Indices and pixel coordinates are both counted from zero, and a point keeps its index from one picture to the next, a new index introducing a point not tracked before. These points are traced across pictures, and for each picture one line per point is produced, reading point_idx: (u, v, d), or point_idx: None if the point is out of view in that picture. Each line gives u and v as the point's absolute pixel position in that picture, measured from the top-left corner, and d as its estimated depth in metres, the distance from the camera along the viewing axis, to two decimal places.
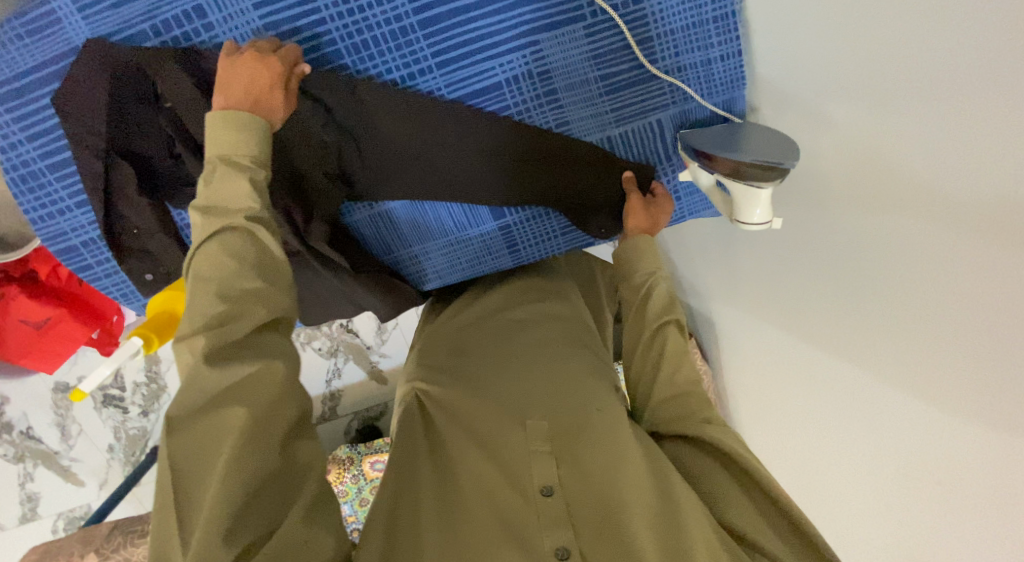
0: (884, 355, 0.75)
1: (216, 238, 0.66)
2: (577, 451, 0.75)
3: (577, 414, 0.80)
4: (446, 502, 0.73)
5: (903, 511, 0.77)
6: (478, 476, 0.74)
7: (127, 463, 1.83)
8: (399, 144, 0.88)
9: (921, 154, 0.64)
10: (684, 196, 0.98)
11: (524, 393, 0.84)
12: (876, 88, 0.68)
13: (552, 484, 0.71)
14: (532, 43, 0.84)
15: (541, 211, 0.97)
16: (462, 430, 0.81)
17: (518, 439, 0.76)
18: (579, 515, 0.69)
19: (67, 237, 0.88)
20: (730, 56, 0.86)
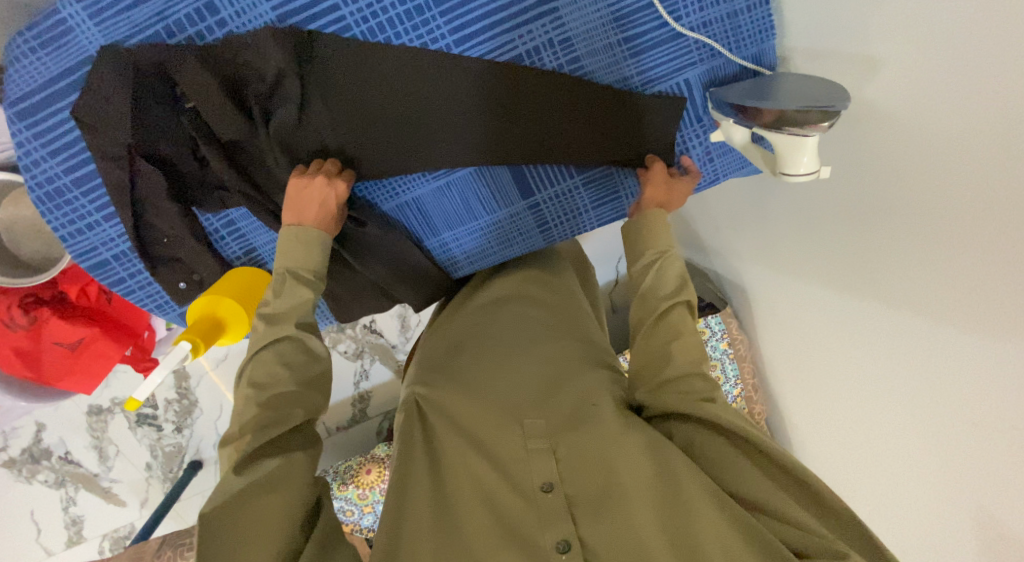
0: (960, 294, 0.74)
1: (274, 348, 0.72)
2: (574, 444, 0.71)
3: (574, 408, 0.76)
4: (441, 495, 0.70)
5: (971, 446, 0.78)
6: (471, 472, 0.71)
7: (166, 479, 1.86)
8: (420, 123, 0.85)
9: (971, 88, 0.66)
10: (717, 155, 0.94)
11: (525, 385, 0.79)
12: (919, 27, 0.69)
13: (551, 480, 0.68)
14: (552, 11, 0.82)
15: (570, 184, 0.94)
16: (452, 426, 0.76)
17: (513, 439, 0.72)
18: (578, 504, 0.67)
19: (98, 252, 0.87)
20: (756, 6, 0.85)
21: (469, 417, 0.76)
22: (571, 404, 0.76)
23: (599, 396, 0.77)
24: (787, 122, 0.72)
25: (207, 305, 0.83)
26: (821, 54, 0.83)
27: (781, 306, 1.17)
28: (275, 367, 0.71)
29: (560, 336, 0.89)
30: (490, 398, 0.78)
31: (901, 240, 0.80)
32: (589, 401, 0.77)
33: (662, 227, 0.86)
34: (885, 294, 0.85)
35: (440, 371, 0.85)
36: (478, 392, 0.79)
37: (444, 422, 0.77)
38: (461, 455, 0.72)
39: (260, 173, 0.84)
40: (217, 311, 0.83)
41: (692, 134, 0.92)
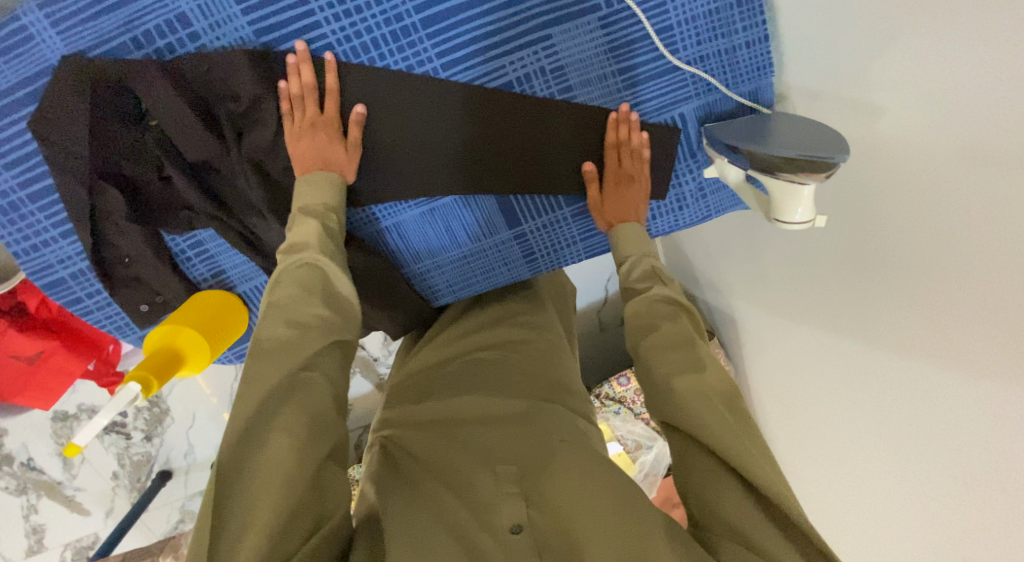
0: (955, 348, 0.71)
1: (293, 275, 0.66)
2: (547, 486, 0.65)
3: (546, 446, 0.70)
4: (413, 527, 0.63)
5: (959, 507, 0.75)
6: (437, 511, 0.65)
7: (132, 489, 1.81)
8: (402, 147, 0.81)
9: (970, 141, 0.63)
10: (710, 191, 0.90)
11: (501, 426, 0.74)
12: (919, 75, 0.66)
13: (521, 521, 0.62)
14: (544, 38, 0.79)
15: (559, 215, 0.90)
16: (425, 473, 0.71)
17: (485, 480, 0.66)
18: (548, 548, 0.60)
19: (54, 270, 0.82)
20: (755, 43, 0.81)
21: (440, 463, 0.71)
22: (544, 444, 0.71)
23: (571, 436, 0.72)
24: (786, 167, 0.68)
25: (168, 334, 0.78)
26: (820, 93, 0.79)
27: (770, 340, 1.14)
28: (292, 292, 0.66)
29: (537, 376, 0.83)
30: (464, 443, 0.73)
31: (894, 286, 0.77)
32: (559, 440, 0.72)
33: (631, 234, 0.82)
34: (876, 340, 0.82)
35: (415, 418, 0.80)
36: (451, 435, 0.75)
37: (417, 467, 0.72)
38: (429, 499, 0.66)
39: (230, 195, 0.79)
40: (177, 342, 0.78)
41: (685, 169, 0.88)
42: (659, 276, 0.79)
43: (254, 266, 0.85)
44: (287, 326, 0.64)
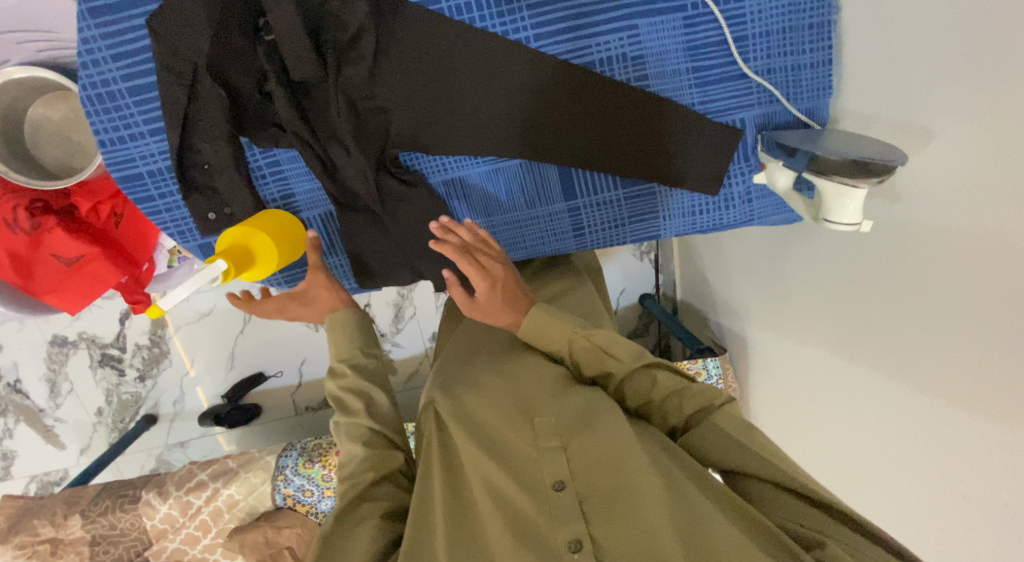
0: (970, 361, 0.75)
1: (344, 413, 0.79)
2: (583, 442, 0.70)
3: (583, 407, 0.74)
4: (456, 496, 0.71)
5: (972, 515, 0.79)
6: (480, 468, 0.71)
7: (113, 429, 1.81)
8: (486, 106, 0.86)
9: (1005, 161, 0.67)
10: (756, 198, 0.97)
11: (536, 382, 0.79)
12: (965, 93, 0.71)
13: (563, 479, 0.68)
14: (631, 27, 0.86)
15: (613, 196, 0.97)
16: (470, 427, 0.75)
17: (527, 440, 0.72)
18: (589, 503, 0.67)
19: (134, 164, 0.85)
20: (820, 64, 0.89)
21: (479, 418, 0.77)
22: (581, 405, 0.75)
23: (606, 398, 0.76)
24: (846, 170, 0.75)
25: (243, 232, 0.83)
26: (868, 117, 0.85)
27: (780, 357, 1.19)
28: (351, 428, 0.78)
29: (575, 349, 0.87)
30: (505, 397, 0.78)
31: (910, 304, 0.83)
32: (597, 401, 0.75)
33: (545, 334, 0.80)
34: (889, 356, 0.88)
35: (459, 373, 0.86)
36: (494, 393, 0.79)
37: (455, 414, 0.77)
38: (474, 455, 0.72)
39: (318, 120, 0.83)
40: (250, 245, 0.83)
41: (737, 172, 0.95)
42: (606, 350, 0.77)
43: (324, 195, 0.89)
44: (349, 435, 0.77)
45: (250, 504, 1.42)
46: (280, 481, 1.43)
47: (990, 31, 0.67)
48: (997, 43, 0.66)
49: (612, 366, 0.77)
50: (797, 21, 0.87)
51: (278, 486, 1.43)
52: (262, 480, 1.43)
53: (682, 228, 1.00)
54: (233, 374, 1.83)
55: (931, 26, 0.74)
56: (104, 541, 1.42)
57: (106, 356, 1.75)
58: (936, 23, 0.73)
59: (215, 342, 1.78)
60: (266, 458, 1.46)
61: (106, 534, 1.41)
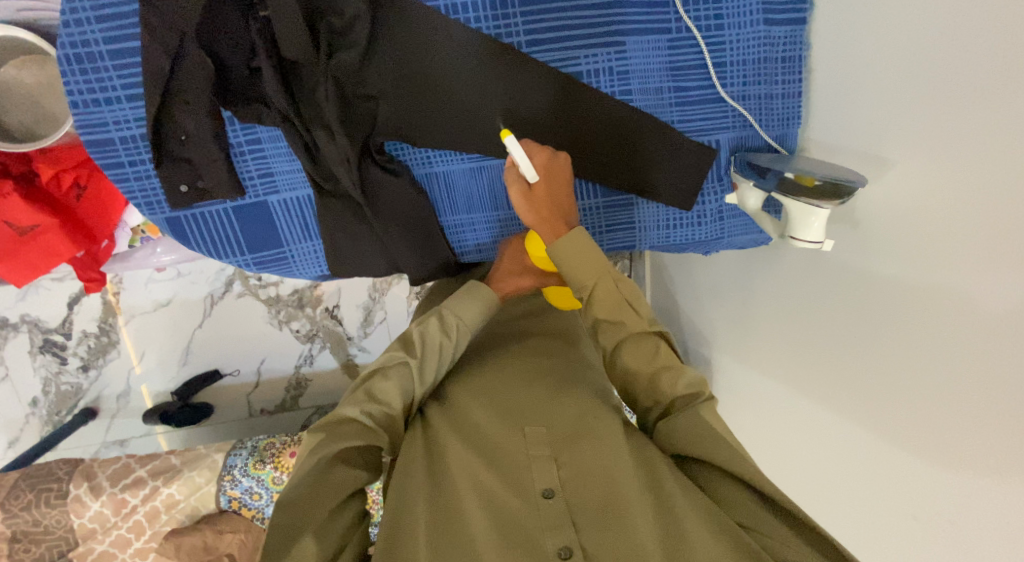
0: (918, 383, 0.78)
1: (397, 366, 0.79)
2: (574, 452, 0.70)
3: (575, 418, 0.75)
4: (441, 497, 0.68)
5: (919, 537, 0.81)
6: (468, 471, 0.70)
7: (47, 422, 1.71)
8: (473, 103, 0.88)
9: (958, 191, 0.71)
10: (727, 216, 1.00)
11: (529, 394, 0.80)
12: (921, 129, 0.75)
13: (552, 487, 0.68)
14: (619, 43, 0.89)
15: (591, 203, 1.00)
16: (460, 435, 0.75)
17: (517, 445, 0.72)
18: (579, 512, 0.66)
19: (107, 129, 0.82)
20: (791, 96, 0.93)
21: (472, 426, 0.76)
22: (573, 415, 0.76)
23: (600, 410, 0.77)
24: (807, 191, 0.79)
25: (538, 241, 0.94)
26: (833, 147, 0.90)
27: (741, 380, 1.21)
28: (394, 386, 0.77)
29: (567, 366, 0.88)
30: (497, 404, 0.78)
31: (865, 326, 0.86)
32: (590, 412, 0.76)
33: (585, 256, 0.82)
34: (845, 378, 0.90)
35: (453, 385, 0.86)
36: (486, 402, 0.79)
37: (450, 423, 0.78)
38: (462, 461, 0.71)
39: (305, 102, 0.83)
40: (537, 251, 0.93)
41: (710, 190, 0.98)
42: (631, 306, 0.81)
43: (304, 178, 0.88)
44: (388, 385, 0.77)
45: (192, 505, 1.35)
46: (227, 481, 1.35)
47: (950, 69, 0.71)
48: (954, 81, 0.71)
49: (630, 320, 0.80)
50: (772, 53, 0.91)
51: (224, 487, 1.36)
52: (206, 480, 1.36)
53: (655, 241, 1.03)
54: (186, 370, 1.76)
55: (891, 64, 0.78)
56: (25, 538, 1.32)
57: (48, 342, 1.67)
58: (896, 61, 0.78)
59: (168, 336, 1.72)
60: (212, 456, 1.38)
61: (28, 531, 1.32)
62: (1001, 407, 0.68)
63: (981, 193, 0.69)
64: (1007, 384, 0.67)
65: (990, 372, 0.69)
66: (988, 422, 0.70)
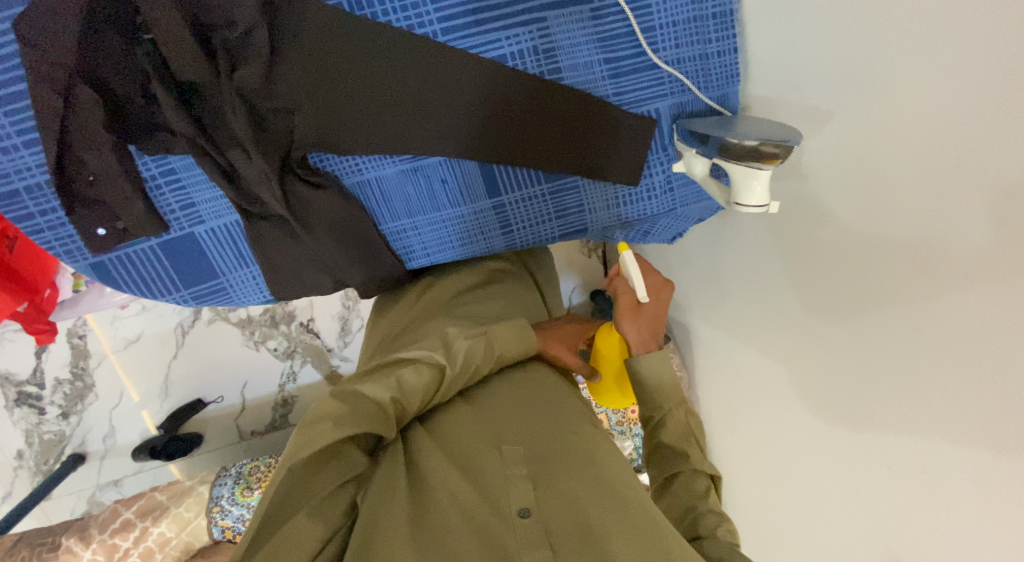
0: (885, 337, 0.75)
1: (428, 371, 0.74)
2: (554, 471, 0.67)
3: (557, 436, 0.72)
4: (419, 513, 0.64)
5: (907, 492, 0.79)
6: (440, 492, 0.65)
7: (36, 473, 1.69)
8: (394, 104, 0.83)
9: (912, 137, 0.67)
10: (677, 185, 0.97)
11: (514, 406, 0.76)
12: (865, 73, 0.71)
13: (529, 506, 0.64)
14: (540, 20, 0.84)
15: (537, 191, 0.96)
16: (439, 449, 0.71)
17: (495, 463, 0.68)
18: (558, 533, 0.62)
19: (9, 180, 0.78)
20: (726, 53, 0.89)
21: (445, 443, 0.72)
22: (556, 432, 0.72)
23: (580, 427, 0.75)
24: (746, 154, 0.77)
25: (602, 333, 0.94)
26: (776, 103, 0.86)
27: (717, 347, 1.18)
28: (421, 388, 0.73)
29: (548, 377, 0.84)
30: (475, 417, 0.74)
31: (829, 284, 0.83)
32: (570, 430, 0.73)
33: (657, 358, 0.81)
34: (814, 339, 0.87)
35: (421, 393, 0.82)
36: (467, 414, 0.75)
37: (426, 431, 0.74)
38: (440, 476, 0.67)
39: (214, 126, 0.78)
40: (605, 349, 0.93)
41: (656, 162, 0.95)
42: (695, 440, 0.80)
43: (227, 203, 0.84)
44: (419, 387, 0.73)
45: (184, 541, 1.32)
46: (216, 512, 1.33)
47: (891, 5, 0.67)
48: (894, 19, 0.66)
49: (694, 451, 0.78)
50: (702, 11, 0.86)
51: (215, 518, 1.33)
52: (196, 513, 1.33)
53: (607, 221, 1.00)
54: (168, 403, 1.73)
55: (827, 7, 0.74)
56: None
57: (23, 394, 1.65)
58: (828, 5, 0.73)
59: (146, 371, 1.69)
60: (200, 490, 1.37)
61: None
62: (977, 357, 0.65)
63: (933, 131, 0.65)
64: (984, 332, 0.64)
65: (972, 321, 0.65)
66: (960, 372, 0.68)
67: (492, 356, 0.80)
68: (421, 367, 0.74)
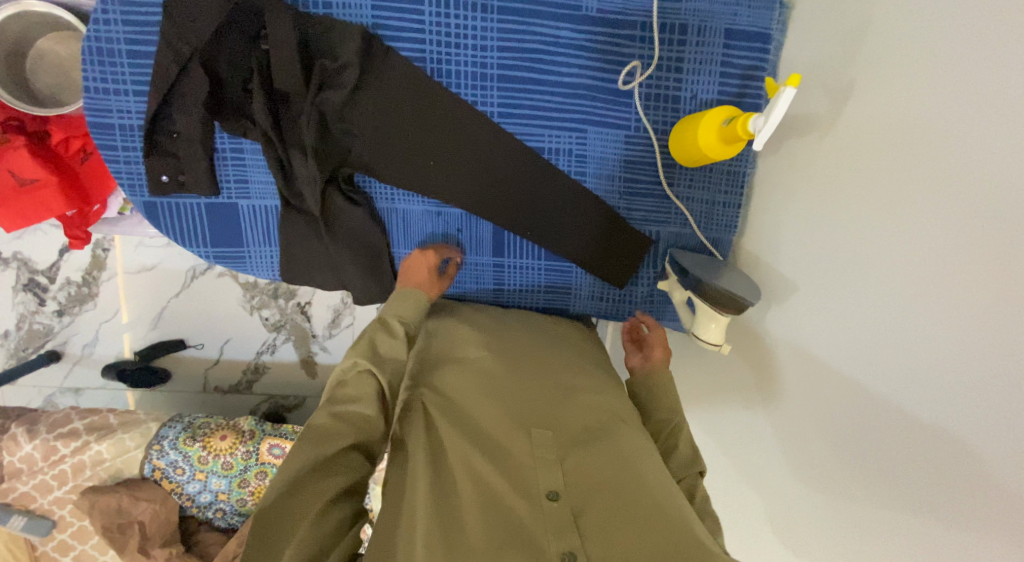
0: (799, 494, 0.83)
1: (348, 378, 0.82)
2: (583, 461, 0.74)
3: (577, 436, 0.78)
4: (444, 490, 0.70)
5: None
6: (468, 465, 0.73)
7: (13, 355, 1.80)
8: (441, 154, 0.98)
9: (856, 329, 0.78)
10: (656, 300, 1.08)
11: (533, 399, 0.83)
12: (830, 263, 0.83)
13: (557, 490, 0.69)
14: (581, 130, 0.99)
15: (536, 263, 1.07)
16: (463, 427, 0.78)
17: (522, 448, 0.75)
18: (584, 515, 0.67)
19: (109, 115, 0.92)
20: (731, 205, 1.02)
21: (473, 413, 0.80)
22: (574, 435, 0.78)
23: (606, 428, 0.80)
24: (714, 303, 0.90)
25: (682, 131, 0.91)
26: (759, 262, 0.98)
27: None
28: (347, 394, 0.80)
29: (575, 378, 0.90)
30: (494, 401, 0.81)
31: (761, 431, 0.92)
32: (593, 430, 0.80)
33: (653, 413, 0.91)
34: (745, 478, 0.95)
35: (435, 372, 0.87)
36: (491, 396, 0.82)
37: (447, 412, 0.80)
38: (466, 452, 0.74)
39: (288, 126, 0.92)
40: (693, 135, 0.88)
41: (644, 273, 1.06)
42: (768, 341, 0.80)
43: (274, 190, 0.97)
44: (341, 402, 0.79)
45: (116, 467, 1.36)
46: (154, 451, 1.37)
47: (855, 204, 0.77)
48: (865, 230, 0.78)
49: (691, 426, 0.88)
50: (718, 164, 1.00)
51: (150, 455, 1.37)
52: (136, 445, 1.37)
53: (588, 310, 1.10)
54: (154, 333, 1.84)
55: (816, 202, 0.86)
56: None
57: (32, 282, 1.77)
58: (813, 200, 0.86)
59: (146, 299, 1.81)
60: (149, 424, 1.40)
61: None
62: (864, 535, 0.73)
63: (862, 325, 0.75)
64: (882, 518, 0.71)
65: (869, 502, 0.73)
66: (851, 546, 0.74)
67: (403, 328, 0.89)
68: (343, 381, 0.82)
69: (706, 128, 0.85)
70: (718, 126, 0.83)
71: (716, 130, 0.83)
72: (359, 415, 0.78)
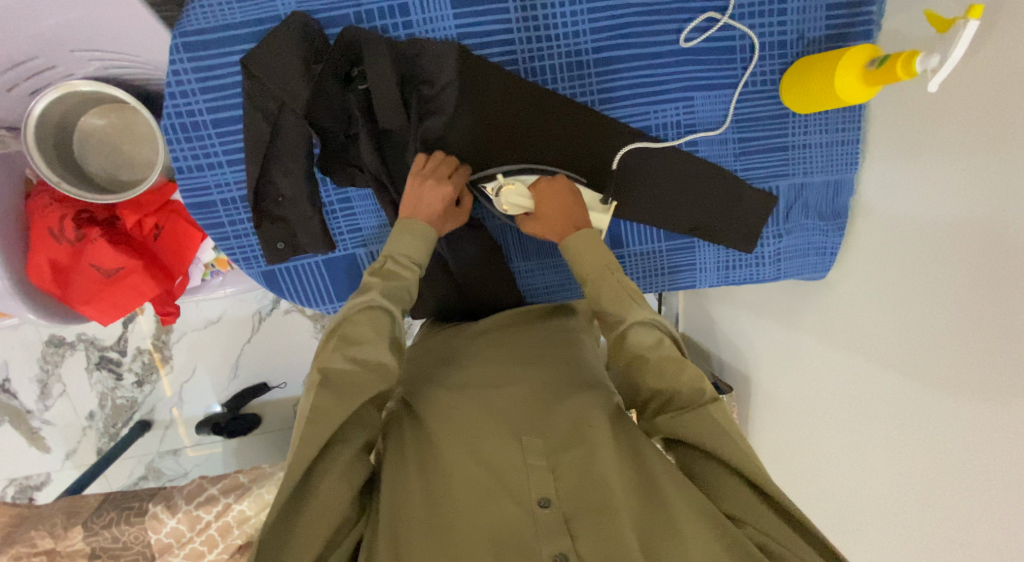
0: None
1: (360, 317, 0.73)
2: (574, 459, 0.68)
3: (570, 426, 0.71)
4: (434, 498, 0.65)
5: None
6: (458, 475, 0.66)
7: (103, 434, 1.78)
8: (549, 155, 0.92)
9: None
10: (786, 256, 1.04)
11: (531, 394, 0.76)
12: None
13: (548, 495, 0.64)
14: (686, 98, 0.94)
15: (655, 247, 1.04)
16: (450, 429, 0.71)
17: (513, 452, 0.68)
18: (575, 522, 0.63)
19: (209, 192, 0.87)
20: (850, 143, 0.95)
21: (465, 419, 0.72)
22: (568, 424, 0.71)
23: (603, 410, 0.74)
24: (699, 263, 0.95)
25: (806, 71, 0.87)
26: None
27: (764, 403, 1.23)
28: (360, 336, 0.71)
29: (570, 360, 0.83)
30: (488, 406, 0.74)
31: None
32: (588, 414, 0.72)
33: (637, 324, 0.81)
34: None
35: (432, 381, 0.80)
36: (484, 397, 0.76)
37: (431, 413, 0.74)
38: (453, 457, 0.68)
39: (394, 163, 0.89)
40: (823, 81, 0.84)
41: (768, 232, 1.03)
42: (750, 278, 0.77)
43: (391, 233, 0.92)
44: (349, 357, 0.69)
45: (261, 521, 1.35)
46: None
47: (980, 136, 0.71)
48: None
49: (622, 281, 0.81)
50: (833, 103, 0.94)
51: None
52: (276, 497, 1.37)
53: (714, 281, 1.07)
54: (236, 382, 1.81)
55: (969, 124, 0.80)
56: (105, 554, 1.35)
57: (103, 359, 1.74)
58: None
59: (220, 350, 1.78)
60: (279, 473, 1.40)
61: (107, 547, 1.35)
62: None
63: (986, 257, 0.71)
64: None
65: None
66: None
67: (415, 268, 0.80)
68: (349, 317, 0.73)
69: (846, 73, 0.81)
70: (858, 70, 0.80)
71: (856, 76, 0.80)
72: (375, 360, 0.70)
